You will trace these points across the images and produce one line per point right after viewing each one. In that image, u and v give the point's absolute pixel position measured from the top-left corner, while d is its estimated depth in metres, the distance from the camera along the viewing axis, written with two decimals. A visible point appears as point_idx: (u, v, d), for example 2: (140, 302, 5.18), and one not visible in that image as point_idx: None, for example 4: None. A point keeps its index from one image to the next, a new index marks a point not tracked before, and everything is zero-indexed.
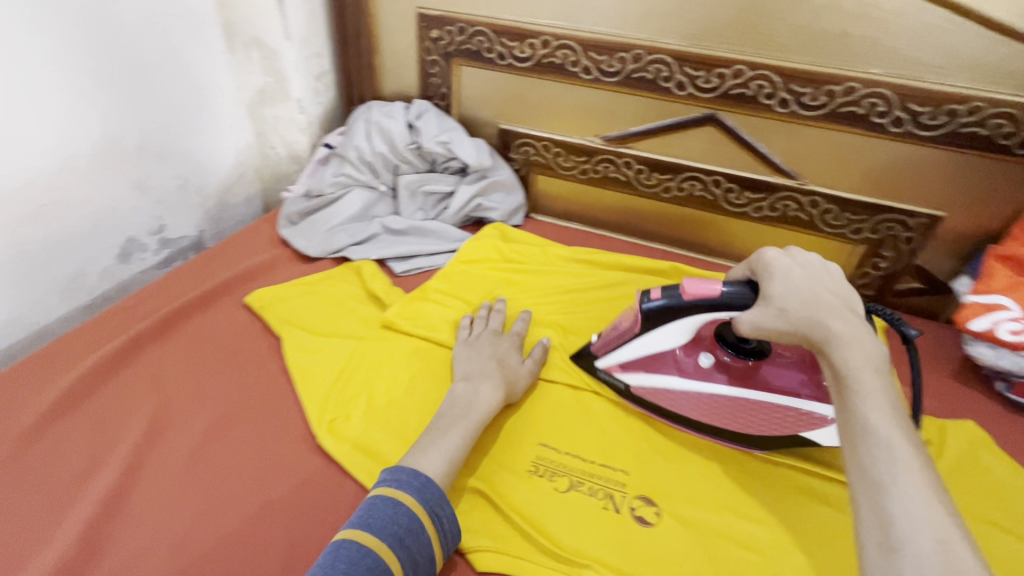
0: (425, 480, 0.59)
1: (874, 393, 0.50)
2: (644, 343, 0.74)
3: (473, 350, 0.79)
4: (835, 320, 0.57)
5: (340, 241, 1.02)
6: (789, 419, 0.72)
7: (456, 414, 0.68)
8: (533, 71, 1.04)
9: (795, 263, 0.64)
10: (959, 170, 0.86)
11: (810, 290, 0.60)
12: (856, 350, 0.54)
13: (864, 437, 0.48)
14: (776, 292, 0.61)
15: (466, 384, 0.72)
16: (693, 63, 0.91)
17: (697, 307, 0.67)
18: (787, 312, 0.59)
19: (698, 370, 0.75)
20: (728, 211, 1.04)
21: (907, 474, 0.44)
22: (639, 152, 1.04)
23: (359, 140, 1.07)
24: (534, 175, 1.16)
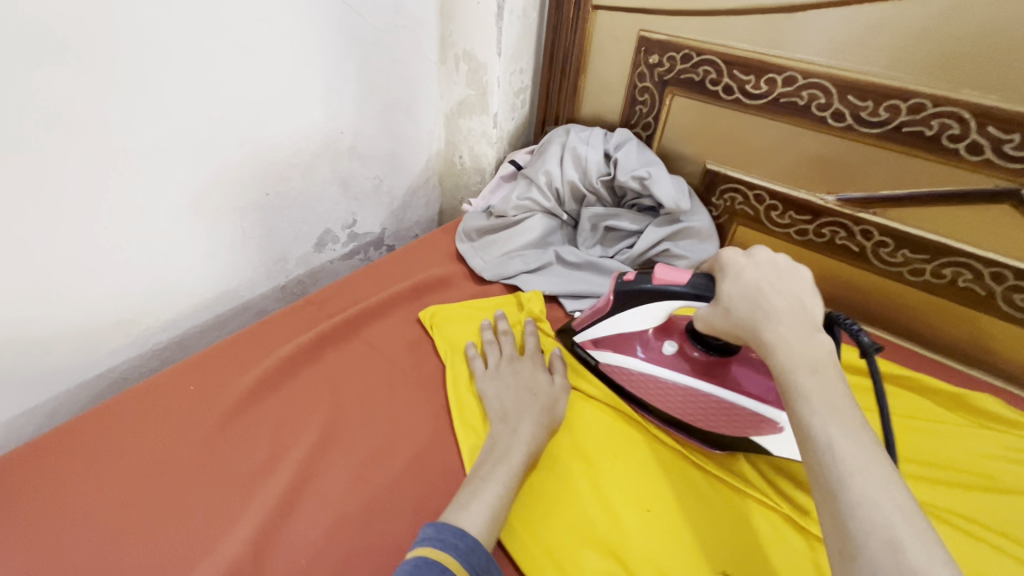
0: (472, 543, 0.53)
1: (813, 396, 0.48)
2: (611, 324, 0.78)
3: (501, 384, 0.74)
4: (776, 321, 0.54)
5: (515, 267, 0.98)
6: (744, 420, 0.71)
7: (496, 458, 0.63)
8: (767, 110, 0.89)
9: (750, 262, 0.61)
10: None
11: (755, 288, 0.58)
12: (794, 351, 0.51)
13: (815, 449, 0.45)
14: (727, 293, 0.60)
15: (502, 424, 0.68)
16: (1005, 122, 0.70)
17: (664, 291, 0.69)
18: (732, 315, 0.59)
19: (663, 356, 0.76)
20: (1006, 315, 0.79)
21: (859, 481, 0.42)
22: (886, 221, 0.84)
23: (551, 165, 1.03)
24: (735, 226, 1.02)
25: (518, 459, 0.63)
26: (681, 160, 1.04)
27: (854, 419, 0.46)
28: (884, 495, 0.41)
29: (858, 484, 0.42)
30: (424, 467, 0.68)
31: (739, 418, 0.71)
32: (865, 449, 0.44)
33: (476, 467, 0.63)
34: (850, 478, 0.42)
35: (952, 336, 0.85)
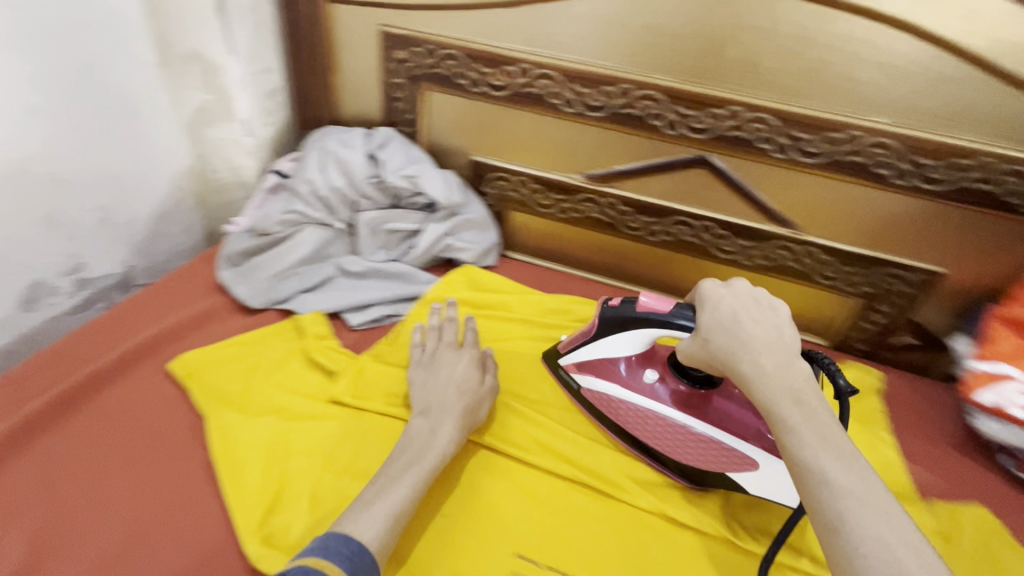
0: (357, 547, 0.52)
1: (803, 430, 0.50)
2: (595, 349, 0.76)
3: (429, 375, 0.72)
4: (760, 353, 0.56)
5: (289, 288, 0.91)
6: (711, 454, 0.71)
7: (409, 458, 0.62)
8: (511, 101, 0.94)
9: (731, 292, 0.62)
10: (962, 229, 0.80)
11: (731, 319, 0.60)
12: (777, 382, 0.53)
13: (810, 483, 0.47)
14: (704, 323, 0.61)
15: (424, 421, 0.66)
16: (686, 101, 0.83)
17: (649, 320, 0.69)
18: (710, 347, 0.60)
19: (642, 384, 0.75)
20: (718, 257, 0.96)
21: (856, 513, 0.45)
22: (623, 192, 0.96)
23: (312, 173, 0.95)
24: (509, 212, 1.07)
25: (430, 462, 0.62)
26: (450, 154, 1.05)
27: (844, 452, 0.48)
28: (882, 526, 0.44)
29: (852, 519, 0.44)
30: (173, 556, 0.58)
31: (711, 452, 0.71)
32: (854, 476, 0.47)
33: (389, 467, 0.61)
34: (845, 510, 0.45)
35: (687, 281, 1.01)
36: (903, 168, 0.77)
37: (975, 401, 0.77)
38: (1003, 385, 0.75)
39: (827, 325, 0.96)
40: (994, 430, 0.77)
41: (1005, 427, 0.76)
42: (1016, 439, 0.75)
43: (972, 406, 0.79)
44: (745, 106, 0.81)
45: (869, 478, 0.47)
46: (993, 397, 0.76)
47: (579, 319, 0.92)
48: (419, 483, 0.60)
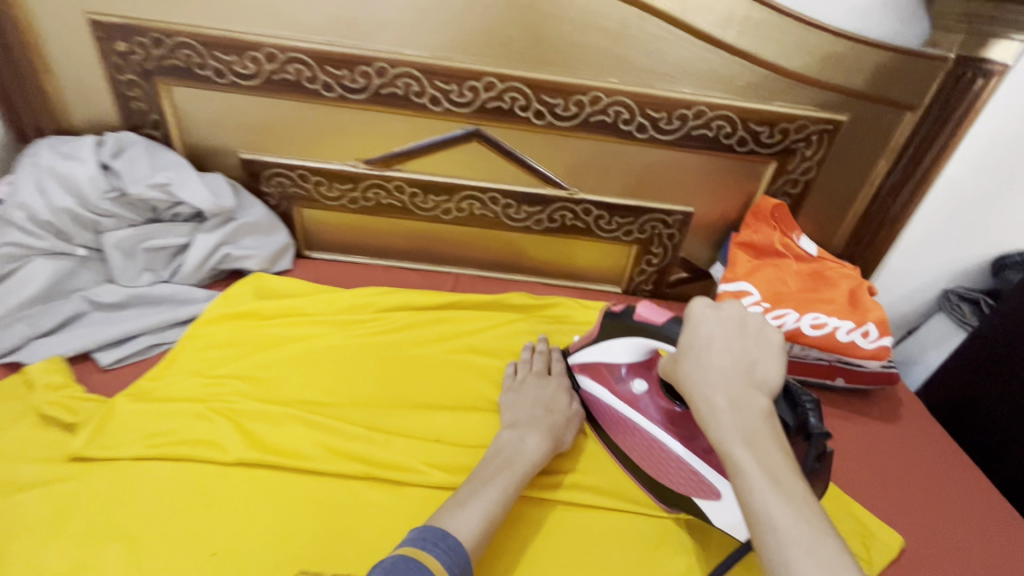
0: (453, 542, 0.52)
1: (752, 470, 0.46)
2: (595, 351, 0.72)
3: (519, 395, 0.73)
4: (719, 387, 0.52)
5: (17, 335, 0.77)
6: (686, 480, 0.64)
7: (498, 465, 0.62)
8: (266, 90, 0.86)
9: (716, 316, 0.56)
10: (700, 171, 0.91)
11: (705, 345, 0.54)
12: (734, 422, 0.50)
13: (759, 525, 0.44)
14: (683, 346, 0.56)
15: (514, 432, 0.67)
16: (443, 76, 0.83)
17: (645, 331, 0.65)
18: (679, 369, 0.56)
19: (630, 394, 0.70)
20: (511, 226, 0.99)
21: (796, 559, 0.42)
22: (408, 174, 0.94)
23: (26, 195, 0.78)
24: (298, 210, 1.00)
25: (523, 466, 0.63)
26: (214, 154, 0.94)
27: (795, 496, 0.45)
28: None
29: (796, 570, 0.41)
30: None
31: (687, 478, 0.64)
32: (805, 521, 0.44)
33: (476, 472, 0.62)
34: (790, 560, 0.42)
35: (491, 253, 1.03)
36: (706, 134, 0.86)
37: None
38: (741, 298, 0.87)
39: (618, 273, 1.04)
40: None
41: None
42: None
43: None
44: (499, 76, 0.83)
45: (818, 528, 0.43)
46: None
47: (381, 309, 0.89)
48: (511, 486, 0.60)
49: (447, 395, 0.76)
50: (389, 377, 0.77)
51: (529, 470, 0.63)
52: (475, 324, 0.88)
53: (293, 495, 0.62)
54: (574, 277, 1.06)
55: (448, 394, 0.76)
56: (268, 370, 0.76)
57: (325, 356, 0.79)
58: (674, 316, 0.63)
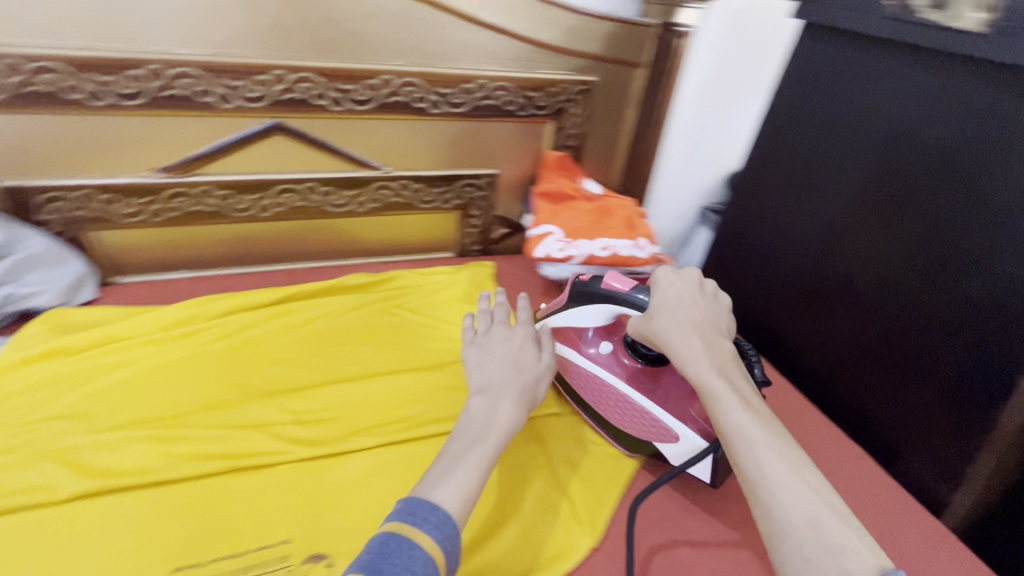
0: (446, 515, 0.48)
1: (728, 397, 0.56)
2: (565, 319, 0.80)
3: (485, 351, 0.67)
4: (695, 331, 0.63)
5: None
6: (645, 427, 0.73)
7: (475, 437, 0.56)
8: (17, 107, 0.78)
9: (686, 284, 0.68)
10: (496, 134, 1.04)
11: (679, 304, 0.66)
12: (707, 358, 0.60)
13: (735, 443, 0.52)
14: (657, 314, 0.66)
15: (484, 400, 0.61)
16: (227, 73, 0.83)
17: (612, 299, 0.73)
18: (654, 328, 0.66)
19: (599, 355, 0.79)
20: (336, 213, 1.02)
21: (773, 464, 0.49)
22: (213, 176, 0.91)
23: None
24: (89, 234, 0.91)
25: (501, 437, 0.57)
26: None
27: (772, 425, 0.53)
28: (800, 484, 0.48)
29: (774, 472, 0.48)
30: None
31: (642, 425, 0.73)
32: (775, 437, 0.52)
33: (449, 447, 0.56)
34: (765, 464, 0.49)
35: (321, 243, 1.06)
36: (491, 104, 0.99)
37: (536, 257, 1.01)
38: (547, 239, 1.01)
39: (446, 239, 1.14)
40: (554, 272, 1.03)
41: (557, 267, 1.02)
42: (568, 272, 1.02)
43: (538, 261, 1.03)
44: (286, 68, 0.85)
45: (786, 444, 0.51)
46: (544, 249, 1.00)
47: (214, 316, 0.87)
48: (487, 461, 0.54)
49: (301, 377, 0.79)
50: (235, 376, 0.77)
51: (502, 438, 0.57)
52: (318, 311, 0.91)
53: (148, 510, 0.61)
54: (407, 250, 1.13)
55: (302, 377, 0.79)
56: (96, 401, 0.72)
57: (160, 374, 0.76)
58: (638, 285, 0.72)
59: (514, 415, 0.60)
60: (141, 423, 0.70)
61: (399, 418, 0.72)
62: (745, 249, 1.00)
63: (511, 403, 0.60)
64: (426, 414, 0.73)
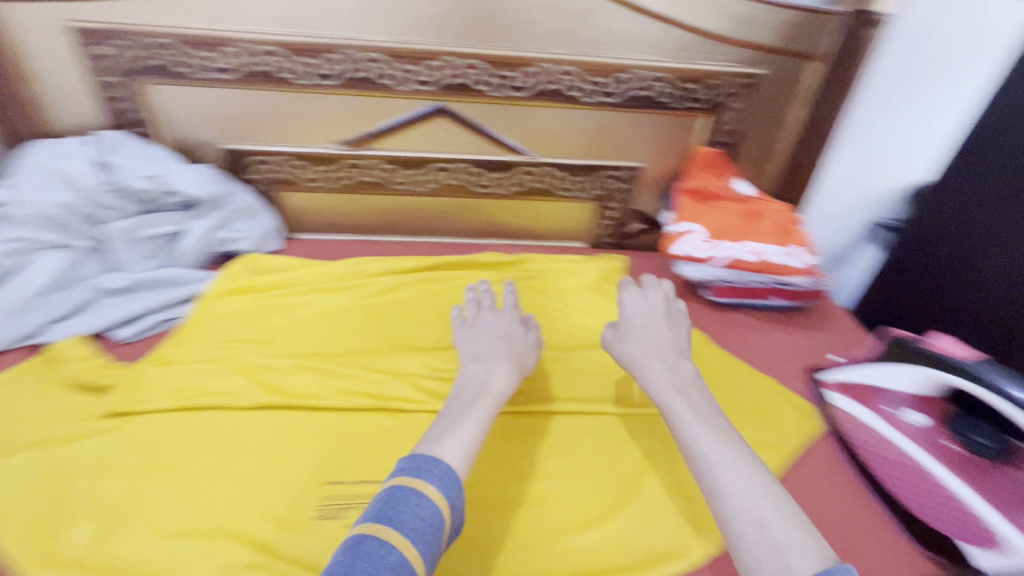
0: (446, 467, 0.54)
1: (684, 414, 0.62)
2: (874, 375, 0.78)
3: (476, 330, 0.78)
4: (653, 350, 0.73)
5: (31, 320, 0.82)
6: (958, 519, 0.65)
7: (468, 396, 0.65)
8: (245, 82, 0.94)
9: (648, 314, 0.80)
10: (647, 127, 1.02)
11: (626, 330, 0.78)
12: (666, 378, 0.69)
13: (692, 455, 0.58)
14: (627, 339, 0.76)
15: (479, 365, 0.71)
16: (407, 58, 0.91)
17: (941, 362, 0.70)
18: (622, 348, 0.76)
19: (909, 427, 0.75)
20: (482, 194, 1.08)
21: (727, 477, 0.54)
22: (383, 151, 1.02)
23: (27, 192, 0.84)
24: (281, 193, 1.07)
25: (493, 401, 0.66)
26: (198, 148, 1.01)
27: (719, 429, 0.60)
28: (750, 486, 0.53)
29: (725, 482, 0.54)
30: None
31: (955, 513, 0.66)
32: (728, 447, 0.57)
33: (448, 410, 0.64)
34: (719, 476, 0.54)
35: (465, 222, 1.13)
36: (646, 95, 0.97)
37: (675, 254, 0.97)
38: (689, 237, 0.97)
39: (581, 229, 1.15)
40: (691, 273, 0.98)
41: (695, 268, 0.98)
42: (706, 275, 0.97)
43: (673, 260, 0.99)
44: (457, 55, 0.92)
45: (740, 454, 0.56)
46: (684, 247, 0.96)
47: (370, 275, 0.97)
48: (488, 414, 0.64)
49: (439, 341, 0.85)
50: (385, 330, 0.86)
51: (497, 399, 0.67)
52: (456, 282, 0.97)
53: (315, 429, 0.70)
54: (543, 236, 1.16)
55: (439, 341, 0.85)
56: (276, 333, 0.84)
57: (325, 318, 0.87)
58: (980, 358, 0.69)
59: (507, 377, 0.70)
60: (308, 355, 0.81)
61: (519, 392, 0.78)
62: (933, 265, 1.00)
63: (500, 369, 0.70)
64: (543, 393, 0.78)
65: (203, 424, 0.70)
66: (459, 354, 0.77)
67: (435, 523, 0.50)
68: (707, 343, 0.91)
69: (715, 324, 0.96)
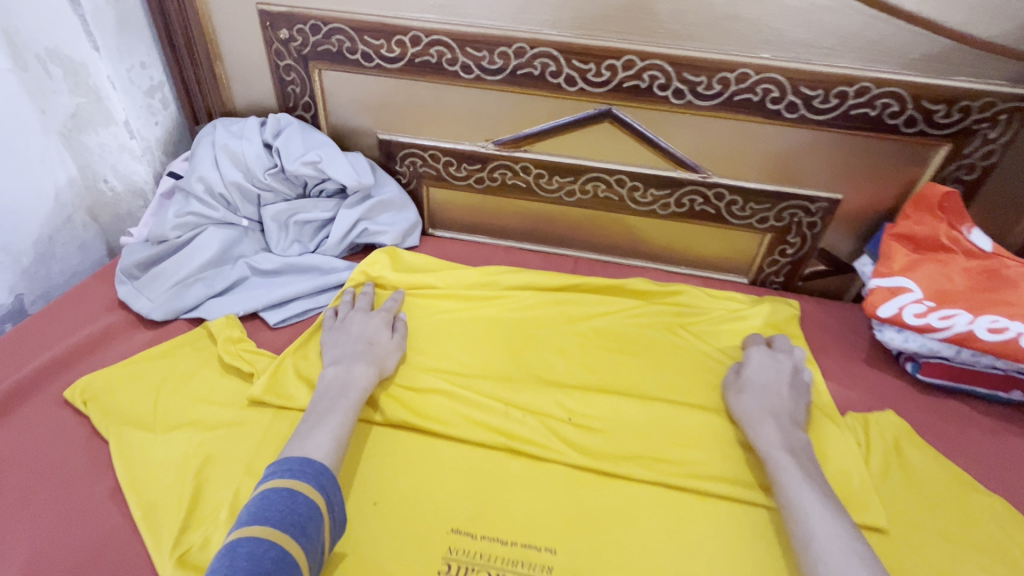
0: (320, 467, 0.56)
1: (792, 473, 0.60)
2: None
3: (342, 332, 0.76)
4: (766, 403, 0.69)
5: (196, 294, 0.85)
6: None
7: (332, 399, 0.65)
8: (409, 73, 0.90)
9: (772, 364, 0.74)
10: (858, 152, 0.83)
11: (761, 384, 0.71)
12: (777, 434, 0.65)
13: (794, 515, 0.56)
14: (745, 389, 0.71)
15: (338, 368, 0.70)
16: (581, 55, 0.82)
17: None
18: (740, 399, 0.70)
19: None
20: (637, 211, 0.96)
21: (827, 540, 0.53)
22: (537, 155, 0.94)
23: (206, 169, 0.89)
24: (426, 188, 1.04)
25: (351, 400, 0.66)
26: (355, 136, 1.01)
27: (823, 490, 0.59)
28: (851, 555, 0.52)
29: (825, 547, 0.53)
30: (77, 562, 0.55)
31: None
32: (832, 512, 0.56)
33: (313, 408, 0.65)
34: (817, 537, 0.54)
35: (611, 239, 1.02)
36: (867, 114, 0.79)
37: (877, 315, 0.80)
38: (901, 297, 0.78)
39: (747, 263, 0.99)
40: (896, 340, 0.80)
41: (903, 335, 0.79)
42: (919, 346, 0.79)
43: (875, 320, 0.81)
44: (639, 54, 0.80)
45: (843, 521, 0.55)
46: (893, 308, 0.78)
47: (507, 287, 0.90)
48: (347, 410, 0.64)
49: (578, 378, 0.77)
50: (521, 355, 0.79)
51: (357, 398, 0.67)
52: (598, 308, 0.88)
53: (445, 461, 0.66)
54: (698, 264, 1.01)
55: (576, 378, 0.77)
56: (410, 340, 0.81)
57: (460, 331, 0.82)
58: None
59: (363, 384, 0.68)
60: (441, 371, 0.76)
61: (669, 459, 0.67)
62: None
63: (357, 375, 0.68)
64: (699, 466, 0.67)
65: None
66: (749, 409, 0.69)
67: (310, 514, 0.52)
68: (912, 434, 0.72)
69: (920, 410, 0.77)
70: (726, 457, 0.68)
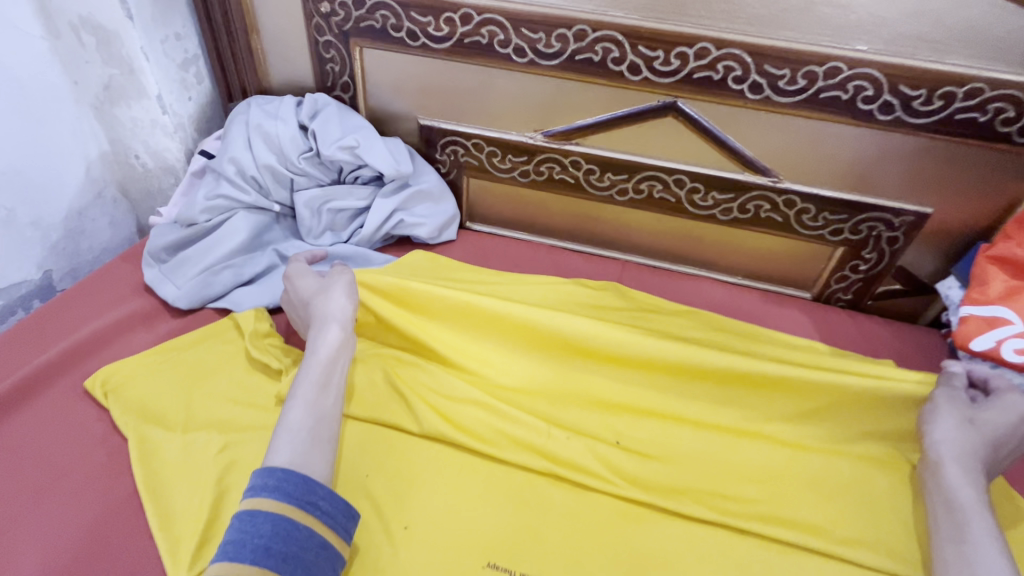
0: (282, 474, 0.49)
1: (988, 542, 0.50)
2: None
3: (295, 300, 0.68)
4: (974, 451, 0.57)
5: (223, 282, 0.80)
6: None
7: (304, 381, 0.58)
8: (456, 54, 0.84)
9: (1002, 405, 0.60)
10: (957, 162, 0.74)
11: (987, 430, 0.58)
12: (970, 486, 0.54)
13: None
14: (956, 422, 0.58)
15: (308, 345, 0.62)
16: (649, 41, 0.74)
17: None
18: (948, 427, 0.58)
19: None
20: (695, 215, 0.88)
21: None
22: (589, 149, 0.87)
23: (238, 150, 0.84)
24: (466, 179, 0.97)
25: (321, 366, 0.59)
26: (394, 120, 0.95)
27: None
28: None
29: None
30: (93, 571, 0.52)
31: None
32: None
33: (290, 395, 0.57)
34: None
35: (663, 244, 0.94)
36: (974, 119, 0.69)
37: (968, 348, 0.72)
38: (999, 330, 0.70)
39: (812, 278, 0.90)
40: None
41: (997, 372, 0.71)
42: None
43: (963, 353, 0.73)
44: (715, 42, 0.72)
45: None
46: (989, 341, 0.70)
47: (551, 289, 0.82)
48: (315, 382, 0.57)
49: None
50: None
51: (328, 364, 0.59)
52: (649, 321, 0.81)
53: (482, 483, 0.61)
54: (756, 275, 0.93)
55: None
56: None
57: None
58: None
59: (339, 343, 0.61)
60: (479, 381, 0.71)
61: (727, 495, 0.61)
62: None
63: (323, 334, 0.62)
64: (760, 506, 0.61)
65: (369, 447, 0.63)
66: (951, 452, 0.57)
67: (280, 531, 0.46)
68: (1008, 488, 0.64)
69: None
70: (791, 500, 0.61)
